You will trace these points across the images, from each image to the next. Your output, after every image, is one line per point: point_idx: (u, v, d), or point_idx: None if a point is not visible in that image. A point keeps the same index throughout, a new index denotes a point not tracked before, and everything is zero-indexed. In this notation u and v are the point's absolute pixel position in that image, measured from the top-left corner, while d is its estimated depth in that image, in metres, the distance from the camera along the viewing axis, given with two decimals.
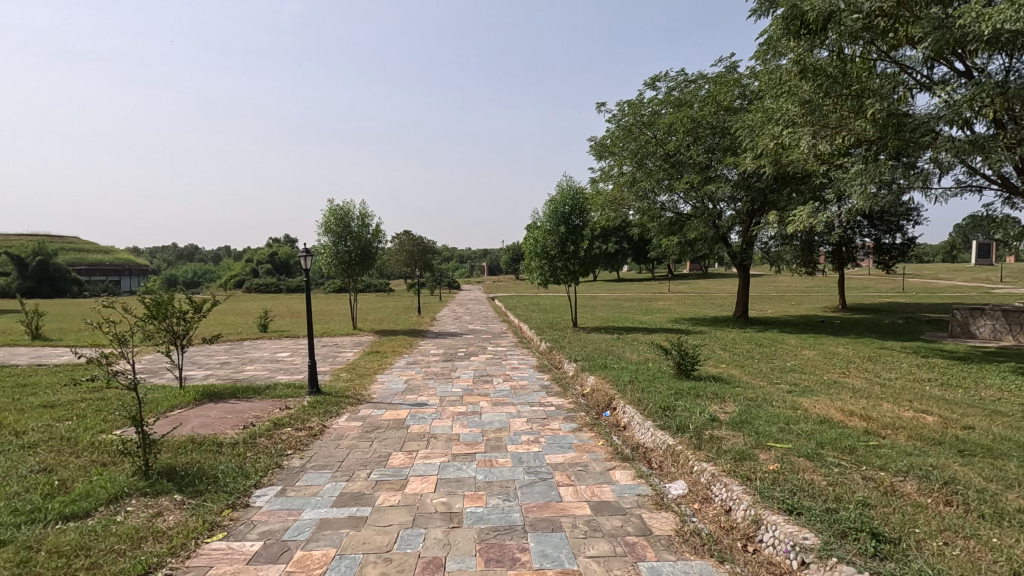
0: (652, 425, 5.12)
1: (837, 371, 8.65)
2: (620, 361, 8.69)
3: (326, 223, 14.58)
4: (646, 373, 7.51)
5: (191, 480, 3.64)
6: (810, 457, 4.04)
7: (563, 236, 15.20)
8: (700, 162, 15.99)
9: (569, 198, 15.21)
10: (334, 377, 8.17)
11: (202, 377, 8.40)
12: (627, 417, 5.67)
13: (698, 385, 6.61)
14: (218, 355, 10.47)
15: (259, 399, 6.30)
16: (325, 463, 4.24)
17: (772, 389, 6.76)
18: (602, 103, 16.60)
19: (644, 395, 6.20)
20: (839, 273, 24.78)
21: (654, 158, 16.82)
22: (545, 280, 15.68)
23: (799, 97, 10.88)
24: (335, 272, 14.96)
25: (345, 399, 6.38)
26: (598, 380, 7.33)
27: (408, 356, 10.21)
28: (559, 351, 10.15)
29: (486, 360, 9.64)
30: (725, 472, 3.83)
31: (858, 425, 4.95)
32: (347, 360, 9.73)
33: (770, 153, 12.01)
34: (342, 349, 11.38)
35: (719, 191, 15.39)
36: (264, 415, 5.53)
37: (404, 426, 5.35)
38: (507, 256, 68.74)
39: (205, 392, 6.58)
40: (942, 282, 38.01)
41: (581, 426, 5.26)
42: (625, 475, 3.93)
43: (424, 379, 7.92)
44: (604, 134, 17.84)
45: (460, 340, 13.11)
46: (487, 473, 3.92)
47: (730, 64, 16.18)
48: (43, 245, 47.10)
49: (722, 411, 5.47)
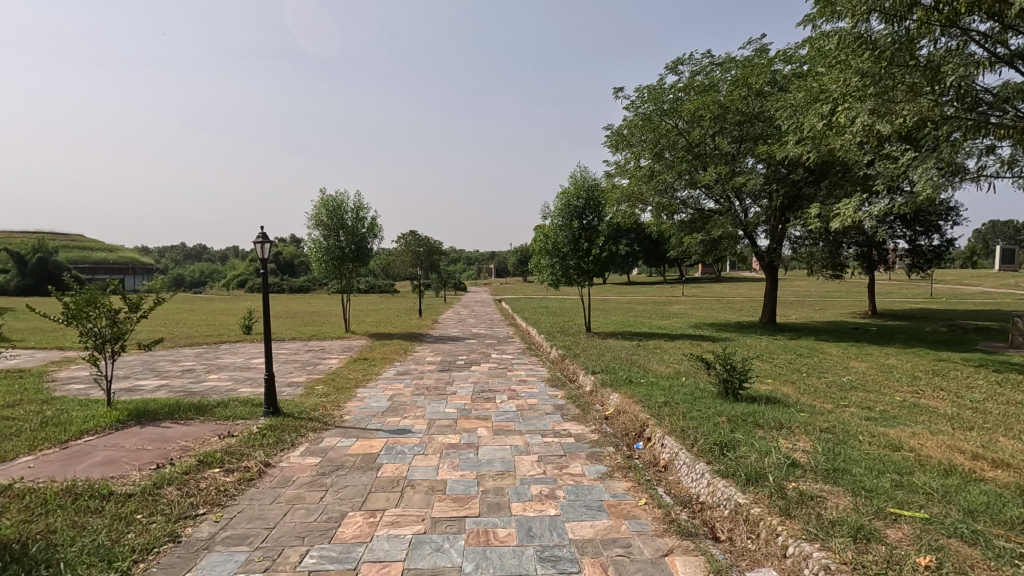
0: (709, 471, 3.78)
1: (908, 390, 7.22)
2: (647, 375, 7.33)
3: (317, 216, 13.29)
4: (682, 392, 6.14)
5: (16, 571, 2.33)
6: (971, 541, 2.65)
7: (576, 233, 13.87)
8: (727, 153, 14.58)
9: (583, 192, 13.86)
10: (307, 391, 6.85)
11: (153, 388, 7.08)
12: (669, 456, 4.34)
13: (752, 410, 5.24)
14: (183, 361, 9.15)
15: (200, 423, 4.98)
16: (246, 533, 2.91)
17: (847, 416, 5.36)
18: (620, 88, 15.22)
19: (687, 425, 4.84)
20: (869, 276, 23.22)
21: (675, 150, 15.47)
22: (556, 281, 14.35)
23: (856, 70, 9.40)
24: (327, 270, 13.69)
25: (307, 423, 5.05)
26: (625, 402, 5.99)
27: (400, 365, 8.87)
28: (573, 361, 8.80)
29: (488, 371, 8.28)
30: (848, 567, 2.46)
31: (1000, 477, 3.54)
32: (328, 370, 8.39)
33: (815, 137, 10.55)
34: (327, 356, 10.04)
35: (747, 184, 13.97)
36: (193, 448, 4.22)
37: (375, 465, 4.02)
38: (515, 258, 67.53)
39: (135, 410, 5.27)
40: (970, 288, 36.16)
41: (612, 471, 3.91)
42: (690, 566, 2.58)
43: (413, 394, 6.60)
44: (621, 123, 16.47)
45: (461, 346, 11.73)
46: (482, 561, 2.58)
47: (761, 47, 14.75)
48: (43, 243, 46.39)
49: (799, 449, 4.11)
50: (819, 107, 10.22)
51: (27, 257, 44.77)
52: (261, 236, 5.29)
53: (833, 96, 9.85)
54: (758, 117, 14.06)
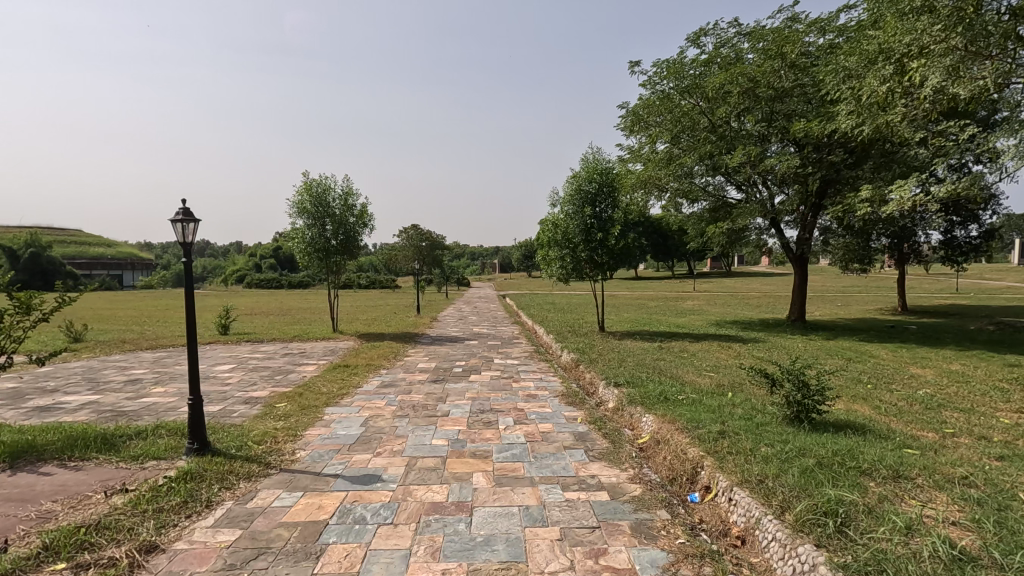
0: (831, 569, 2.42)
1: (1008, 409, 5.81)
2: (685, 390, 5.98)
3: (299, 202, 11.93)
4: (737, 417, 4.78)
5: None
6: None
7: (588, 222, 12.46)
8: (755, 133, 13.08)
9: (596, 176, 12.46)
10: (266, 411, 5.52)
11: (76, 406, 5.76)
12: (752, 529, 3.00)
13: (847, 447, 3.85)
14: (134, 368, 7.85)
15: (92, 467, 3.63)
16: None
17: (971, 455, 3.96)
18: (636, 63, 13.79)
19: (764, 473, 3.49)
20: (898, 270, 21.72)
21: (696, 131, 14.04)
22: (566, 274, 12.97)
23: (928, 24, 7.86)
24: (312, 263, 12.37)
25: (243, 466, 3.72)
26: (668, 431, 4.62)
27: (385, 373, 7.52)
28: (590, 370, 7.48)
29: (490, 382, 6.90)
30: None
31: None
32: (300, 380, 7.09)
33: (870, 106, 9.04)
34: (305, 362, 8.69)
35: (779, 167, 12.48)
36: (54, 516, 2.88)
37: (317, 547, 2.68)
38: (519, 254, 66.13)
39: (16, 447, 3.96)
40: (997, 283, 34.34)
41: (675, 561, 2.56)
42: None
43: (396, 416, 5.27)
44: (636, 103, 15.03)
45: (460, 348, 10.44)
46: None
47: (792, 16, 13.23)
48: (37, 237, 45.47)
49: (955, 525, 2.72)
50: (879, 69, 8.76)
51: (19, 252, 43.99)
52: (183, 212, 3.92)
53: (896, 56, 8.42)
54: (792, 92, 12.57)
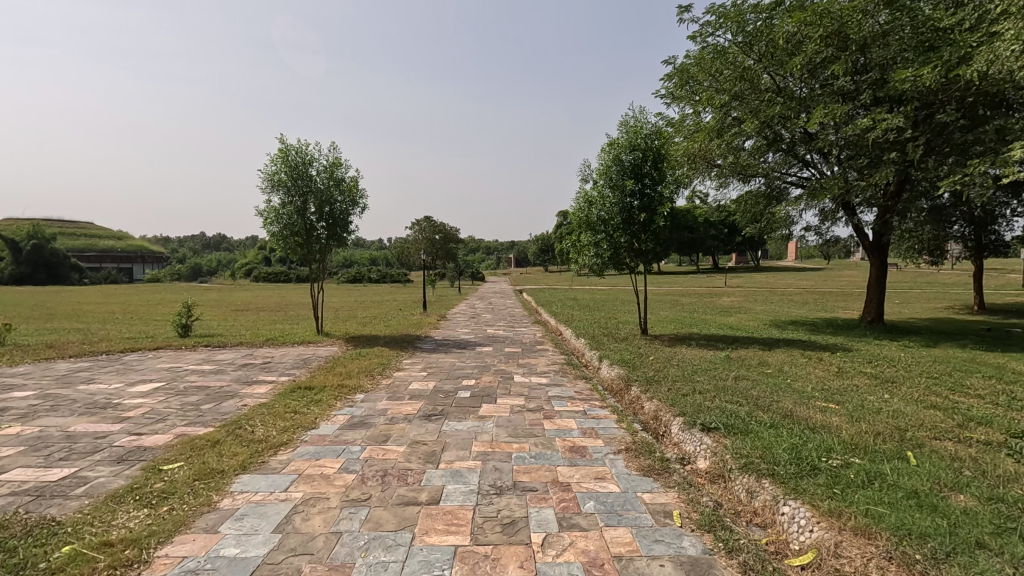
0: None
1: None
2: (833, 447, 3.61)
3: (274, 174, 9.71)
4: (1005, 535, 2.41)
5: None
6: None
7: (630, 201, 10.11)
8: (836, 90, 10.55)
9: (639, 142, 10.03)
10: (136, 482, 3.28)
11: None
12: None
13: None
14: (15, 390, 5.67)
15: None
16: None
17: None
18: (685, 8, 11.33)
19: None
20: (975, 264, 18.89)
21: (760, 91, 11.51)
22: (600, 266, 10.60)
23: None
24: (291, 249, 10.21)
25: None
26: (872, 565, 2.29)
27: (361, 402, 5.25)
28: (654, 399, 5.13)
29: (511, 420, 4.59)
30: None
31: None
32: (232, 413, 4.85)
33: None
34: (260, 379, 6.43)
35: (870, 131, 9.91)
36: None
37: None
38: (536, 247, 63.84)
39: None
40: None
41: None
42: None
43: (348, 500, 2.98)
44: (684, 61, 12.55)
45: (470, 357, 8.20)
46: None
47: None
48: (39, 229, 44.16)
49: None
50: None
51: (22, 245, 42.56)
52: None
53: None
54: (885, 37, 10.03)
